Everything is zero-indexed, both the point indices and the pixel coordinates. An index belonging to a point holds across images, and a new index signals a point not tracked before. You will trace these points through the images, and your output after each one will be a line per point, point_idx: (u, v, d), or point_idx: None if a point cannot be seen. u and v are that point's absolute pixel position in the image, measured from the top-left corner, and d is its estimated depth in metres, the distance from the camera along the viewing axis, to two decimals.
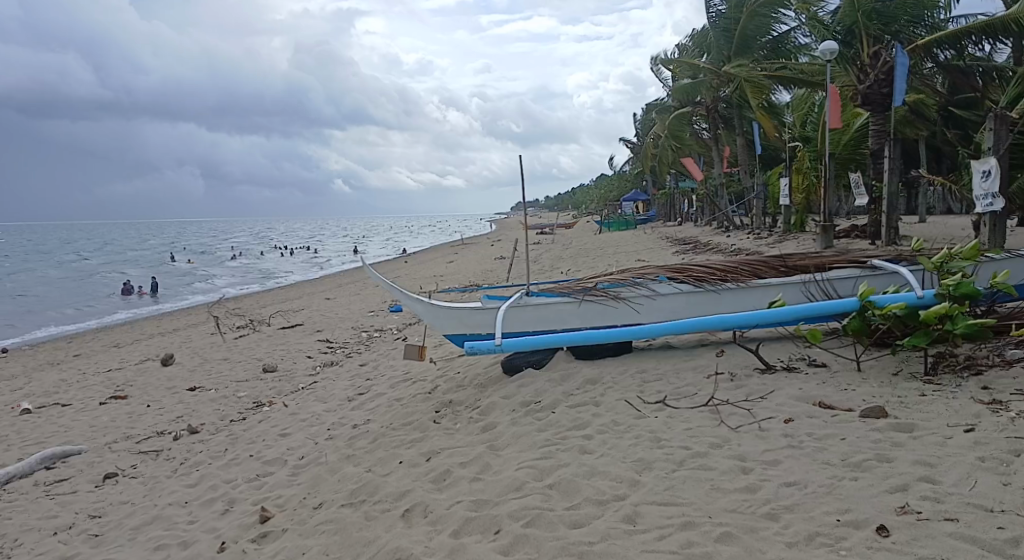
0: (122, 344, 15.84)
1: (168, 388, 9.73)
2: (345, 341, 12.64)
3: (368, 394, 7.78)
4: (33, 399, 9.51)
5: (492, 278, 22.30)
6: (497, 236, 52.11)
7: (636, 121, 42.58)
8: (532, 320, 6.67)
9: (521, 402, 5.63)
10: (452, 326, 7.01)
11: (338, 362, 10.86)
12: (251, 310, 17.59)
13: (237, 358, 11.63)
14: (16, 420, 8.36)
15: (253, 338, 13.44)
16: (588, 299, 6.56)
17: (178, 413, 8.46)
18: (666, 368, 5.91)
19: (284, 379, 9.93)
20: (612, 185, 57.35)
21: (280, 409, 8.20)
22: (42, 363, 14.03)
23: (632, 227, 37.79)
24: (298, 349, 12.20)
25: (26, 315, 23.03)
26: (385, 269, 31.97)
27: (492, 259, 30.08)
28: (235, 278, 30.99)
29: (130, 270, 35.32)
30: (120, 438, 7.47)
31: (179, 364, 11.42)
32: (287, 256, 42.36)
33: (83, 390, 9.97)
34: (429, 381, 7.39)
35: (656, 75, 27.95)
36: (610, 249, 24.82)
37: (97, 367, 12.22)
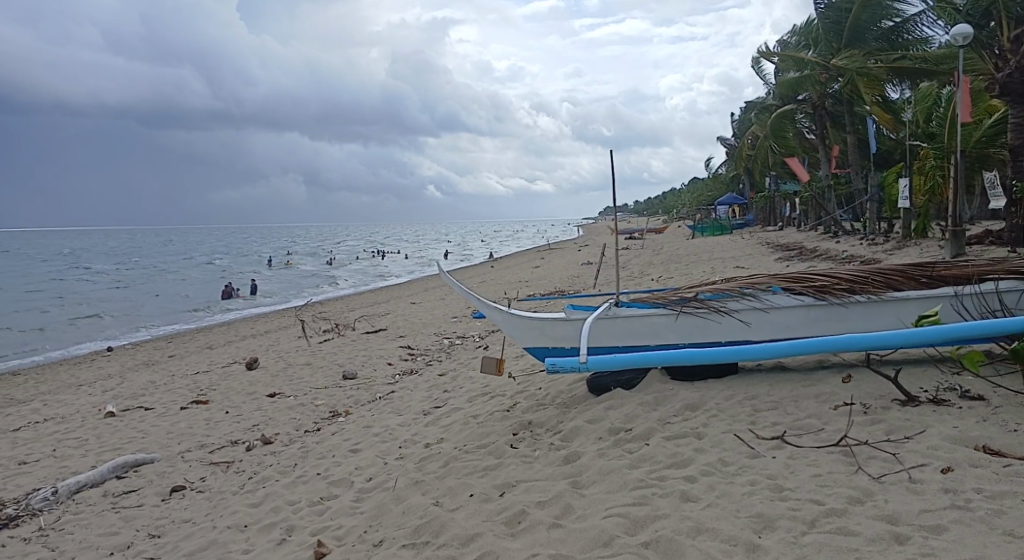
0: (215, 345, 16.12)
1: (248, 394, 9.58)
2: (427, 348, 12.28)
3: (445, 409, 7.27)
4: (120, 402, 9.57)
5: (580, 285, 21.59)
6: (586, 240, 51.25)
7: (733, 122, 40.79)
8: (622, 334, 5.96)
9: (609, 429, 4.95)
10: (532, 338, 6.39)
11: (419, 370, 10.47)
12: (337, 314, 17.61)
13: (318, 363, 11.45)
14: (100, 425, 8.35)
15: (337, 342, 13.30)
16: (687, 312, 5.80)
17: (255, 420, 8.21)
18: (781, 396, 5.08)
19: (363, 386, 9.60)
20: (706, 188, 55.38)
21: (354, 420, 7.82)
22: (140, 364, 14.41)
23: (728, 232, 36.15)
24: (379, 355, 11.93)
25: (133, 315, 24.12)
26: (472, 273, 31.78)
27: (581, 265, 29.33)
28: (327, 282, 31.59)
29: (231, 272, 36.75)
30: (193, 446, 7.26)
31: (263, 368, 11.34)
32: (378, 260, 43.05)
33: (168, 394, 9.99)
34: (508, 397, 6.79)
35: (757, 72, 26.53)
36: (705, 255, 23.64)
37: (186, 369, 12.36)
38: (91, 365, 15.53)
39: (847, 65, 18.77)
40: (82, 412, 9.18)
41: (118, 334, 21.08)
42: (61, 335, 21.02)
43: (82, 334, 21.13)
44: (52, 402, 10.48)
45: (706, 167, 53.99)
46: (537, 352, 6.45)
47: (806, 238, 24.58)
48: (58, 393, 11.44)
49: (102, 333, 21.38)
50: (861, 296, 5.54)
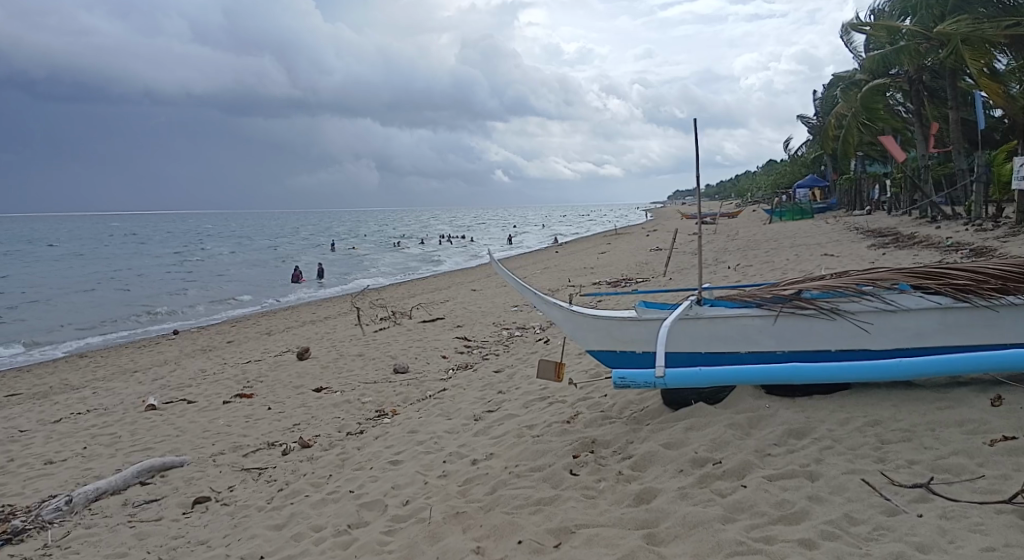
0: (273, 332, 15.78)
1: (294, 387, 9.01)
2: (484, 340, 11.54)
3: (499, 415, 6.46)
4: (165, 394, 9.16)
5: (650, 272, 20.40)
6: (656, 225, 49.55)
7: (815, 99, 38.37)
8: (706, 338, 5.03)
9: (691, 460, 4.05)
10: (597, 341, 5.50)
11: (475, 365, 9.70)
12: (395, 301, 17.05)
13: (370, 354, 10.86)
14: (139, 420, 7.90)
15: (392, 331, 12.70)
16: (789, 313, 4.81)
17: (297, 418, 7.60)
18: (914, 423, 4.05)
19: (414, 382, 8.90)
20: (783, 170, 52.75)
21: (401, 422, 7.12)
22: (196, 350, 14.18)
23: (808, 217, 34.07)
24: (435, 347, 11.23)
25: (200, 298, 24.28)
26: (538, 258, 30.90)
27: (650, 250, 28.04)
28: (390, 267, 31.35)
29: (298, 257, 37.01)
30: (227, 447, 6.69)
31: (314, 358, 10.81)
32: (443, 245, 42.66)
33: (214, 385, 9.54)
34: (570, 406, 5.94)
35: (846, 43, 24.52)
36: (785, 241, 22.07)
37: (238, 357, 11.97)
38: (151, 350, 15.44)
39: (953, 33, 16.89)
40: (124, 404, 8.81)
41: (184, 317, 21.17)
42: (130, 317, 21.26)
43: (148, 316, 21.33)
44: (102, 391, 10.21)
45: (785, 148, 51.25)
46: (602, 357, 5.55)
47: (898, 223, 22.64)
48: (109, 381, 11.21)
49: (168, 314, 21.54)
50: (1014, 297, 4.49)
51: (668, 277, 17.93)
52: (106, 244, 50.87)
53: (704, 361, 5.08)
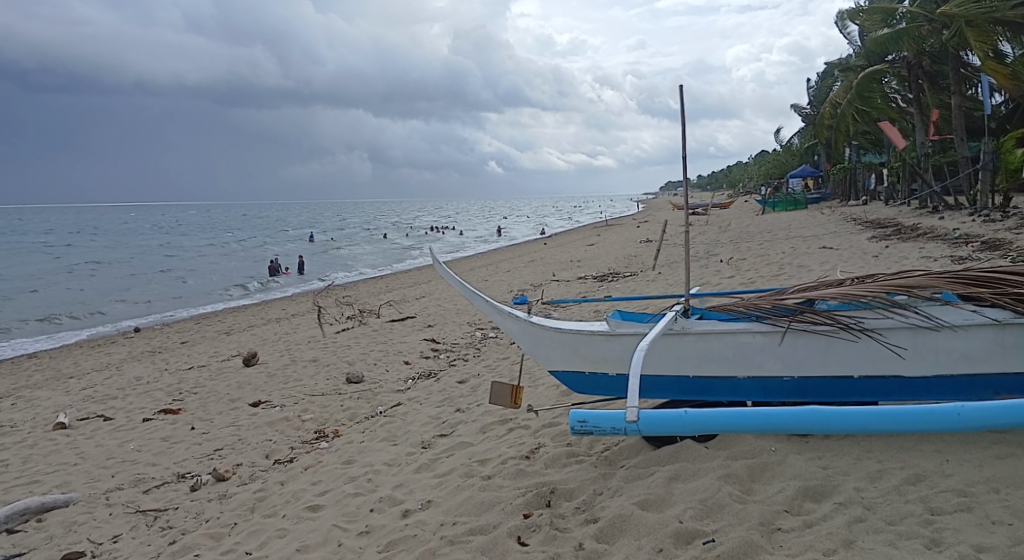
0: (233, 331, 14.63)
1: (229, 401, 7.94)
2: (454, 343, 10.49)
3: (450, 443, 5.42)
4: (83, 408, 8.05)
5: (640, 266, 19.37)
6: (647, 216, 48.54)
7: (810, 86, 37.34)
8: (694, 359, 4.02)
9: (676, 534, 3.06)
10: (561, 360, 4.48)
11: (438, 374, 8.63)
12: (366, 298, 15.95)
13: (325, 360, 9.79)
14: (41, 440, 6.80)
15: (355, 333, 11.63)
16: (799, 330, 3.81)
17: (221, 442, 6.54)
18: (968, 480, 3.07)
19: (366, 395, 7.83)
20: (776, 160, 51.78)
21: (339, 448, 6.06)
22: (146, 353, 13.05)
23: (802, 207, 33.14)
24: (398, 351, 10.15)
25: (169, 291, 23.15)
26: (525, 251, 29.79)
27: (640, 243, 27.00)
28: (372, 259, 30.23)
29: (277, 248, 35.86)
30: (128, 481, 5.62)
31: (262, 364, 9.72)
32: (429, 237, 41.47)
33: (142, 397, 8.44)
34: (531, 437, 4.92)
35: (841, 28, 23.46)
36: (780, 233, 21.09)
37: (183, 363, 10.87)
38: (101, 351, 14.32)
39: (955, 13, 15.82)
40: (34, 420, 7.70)
41: (149, 311, 20.08)
42: (91, 310, 20.09)
43: (110, 309, 20.19)
44: (20, 401, 9.08)
45: (778, 137, 50.27)
46: (567, 380, 4.52)
47: (897, 214, 21.70)
48: (36, 389, 10.09)
49: (133, 309, 20.39)
50: None
51: (657, 272, 16.91)
52: (84, 236, 49.46)
53: (693, 388, 4.07)
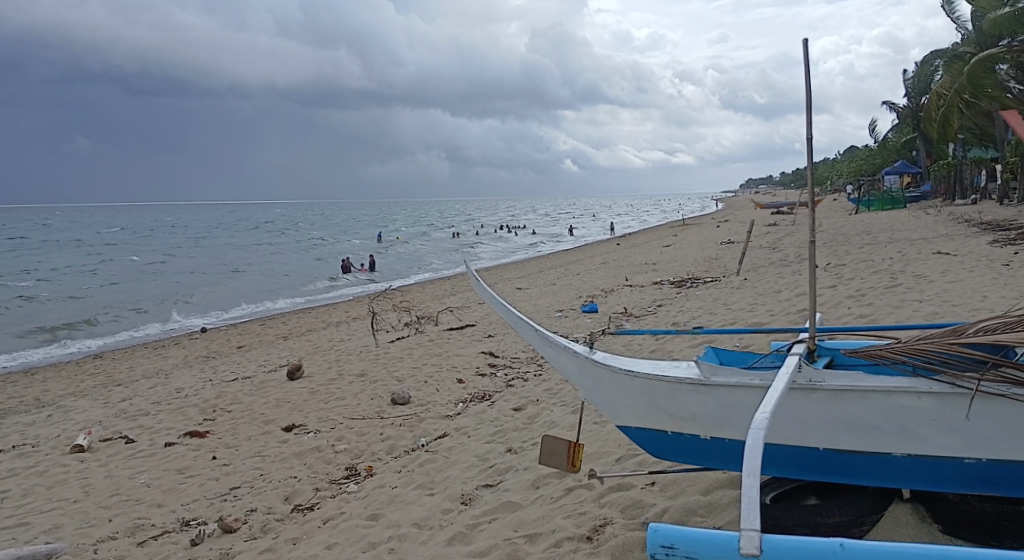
0: (290, 335, 14.06)
1: (262, 423, 7.16)
2: (514, 359, 9.49)
3: (495, 502, 4.38)
4: (110, 427, 7.42)
5: (722, 270, 17.84)
6: (728, 215, 46.39)
7: (909, 76, 34.47)
8: (825, 426, 2.84)
9: None
10: (634, 415, 3.32)
11: (492, 397, 7.61)
12: (427, 304, 15.14)
13: (373, 374, 8.98)
14: (54, 466, 6.16)
15: (410, 342, 10.81)
16: (989, 392, 2.58)
17: (241, 479, 5.71)
18: None
19: (410, 421, 6.89)
20: (870, 157, 48.50)
21: (368, 495, 5.12)
22: (200, 358, 12.58)
23: (900, 206, 30.58)
24: (452, 367, 9.19)
25: (237, 289, 23.06)
26: (598, 252, 28.56)
27: (721, 245, 25.36)
28: (440, 259, 29.58)
29: (348, 246, 35.80)
30: (125, 529, 4.83)
31: (307, 378, 8.97)
32: (500, 236, 40.69)
33: (173, 414, 7.78)
34: (594, 506, 3.85)
35: (950, 10, 21.21)
36: (879, 235, 19.16)
37: (228, 372, 10.24)
38: (160, 354, 14.00)
39: None
40: (56, 440, 7.10)
41: (215, 308, 19.92)
42: (160, 307, 20.08)
43: (178, 307, 20.15)
44: (55, 414, 8.59)
45: (872, 132, 46.93)
46: (643, 441, 3.36)
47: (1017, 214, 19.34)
48: (77, 397, 9.65)
49: (199, 306, 20.32)
50: None
51: (743, 278, 15.41)
52: (168, 233, 51.09)
53: (824, 464, 2.90)
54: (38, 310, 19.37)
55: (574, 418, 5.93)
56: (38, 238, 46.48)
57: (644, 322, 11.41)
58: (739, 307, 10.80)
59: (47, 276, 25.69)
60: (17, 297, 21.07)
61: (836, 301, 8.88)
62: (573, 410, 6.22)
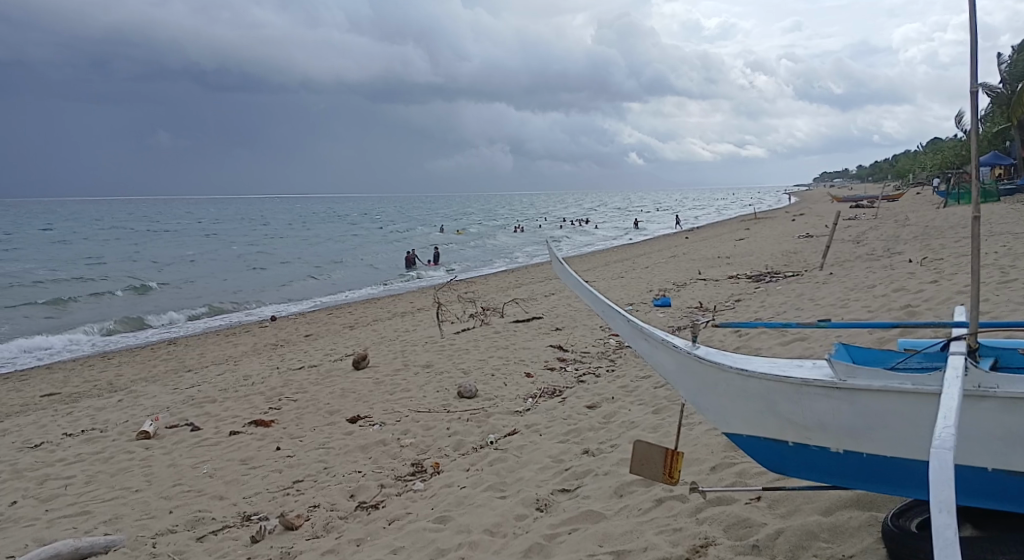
0: (356, 325, 13.97)
1: (327, 413, 6.94)
2: (585, 354, 9.06)
3: (575, 509, 3.96)
4: (176, 414, 7.34)
5: (802, 265, 16.92)
6: (801, 209, 44.60)
7: (1005, 60, 32.21)
8: (998, 442, 2.31)
9: None
10: (745, 421, 2.83)
11: (563, 392, 7.19)
12: (493, 296, 14.84)
13: (438, 365, 8.69)
14: (121, 453, 6.07)
15: (477, 334, 10.50)
16: None
17: (304, 471, 5.46)
18: None
19: (478, 416, 6.54)
20: (958, 148, 45.75)
21: (435, 495, 4.78)
22: (267, 346, 12.59)
23: (993, 199, 28.64)
24: (520, 360, 8.82)
25: (305, 278, 23.32)
26: (666, 245, 27.75)
27: (798, 239, 24.22)
28: (505, 252, 29.28)
29: (414, 238, 35.93)
30: (185, 522, 4.63)
31: (372, 368, 8.76)
32: (564, 230, 40.18)
33: (238, 401, 7.67)
34: (691, 522, 3.39)
35: None
36: (975, 228, 17.83)
37: (294, 360, 10.15)
38: (229, 341, 14.13)
39: None
40: (124, 426, 7.05)
41: (284, 296, 20.15)
42: (232, 295, 20.44)
43: (249, 294, 20.43)
44: (126, 400, 8.61)
45: (960, 122, 44.27)
46: (756, 451, 2.88)
47: None
48: (148, 384, 9.70)
49: (269, 294, 20.57)
50: None
51: (826, 272, 14.51)
52: (241, 225, 52.48)
53: (992, 489, 2.37)
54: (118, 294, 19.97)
55: (656, 418, 5.46)
56: (122, 228, 48.62)
57: (722, 317, 10.79)
58: (827, 303, 10.06)
59: (128, 263, 26.60)
60: (100, 282, 21.83)
61: (941, 297, 8.11)
62: (653, 409, 5.74)
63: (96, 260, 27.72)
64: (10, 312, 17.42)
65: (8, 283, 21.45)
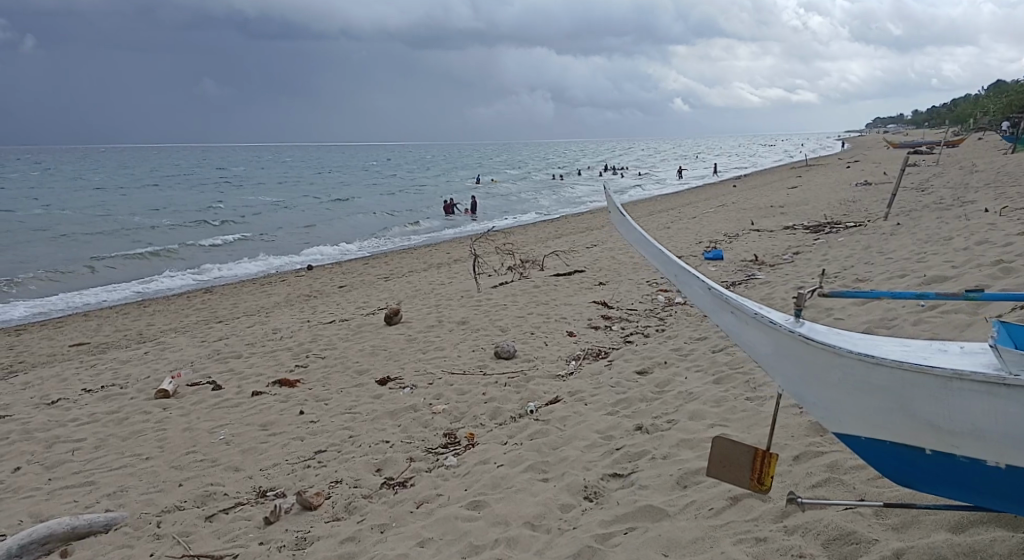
0: (390, 276, 13.52)
1: (355, 373, 6.48)
2: (631, 312, 8.44)
3: (629, 503, 3.38)
4: (199, 369, 6.96)
5: (863, 215, 15.81)
6: (856, 156, 42.53)
7: None
8: None
9: None
10: (867, 421, 2.22)
11: (610, 355, 6.59)
12: (533, 247, 14.21)
13: (474, 321, 8.18)
14: (137, 415, 5.72)
15: (515, 288, 9.94)
16: None
17: (327, 439, 4.99)
18: None
19: (516, 381, 5.99)
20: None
21: (468, 473, 4.26)
22: (300, 297, 12.24)
23: None
24: (561, 317, 8.22)
25: (341, 225, 22.94)
26: (714, 194, 26.62)
27: (855, 187, 22.88)
28: (545, 200, 28.49)
29: (453, 187, 35.28)
30: (195, 498, 4.22)
31: (404, 323, 8.28)
32: (605, 178, 39.06)
33: (264, 356, 7.27)
34: (778, 532, 2.79)
35: None
36: None
37: (325, 313, 9.72)
38: (262, 291, 13.83)
39: None
40: (144, 382, 6.71)
41: (321, 244, 19.81)
42: (269, 240, 20.19)
43: (286, 241, 20.14)
44: (152, 352, 8.30)
45: None
46: (873, 458, 2.27)
47: None
48: (176, 336, 9.39)
49: (305, 241, 20.24)
50: None
51: (892, 223, 13.48)
52: (280, 172, 52.39)
53: None
54: (156, 239, 19.88)
55: (717, 390, 4.81)
56: (165, 174, 49.01)
57: (780, 272, 9.99)
58: (899, 257, 9.20)
59: (168, 209, 26.60)
60: (139, 227, 21.80)
61: None
62: (713, 379, 5.09)
63: (136, 206, 27.73)
64: (50, 256, 17.43)
65: (51, 227, 21.57)
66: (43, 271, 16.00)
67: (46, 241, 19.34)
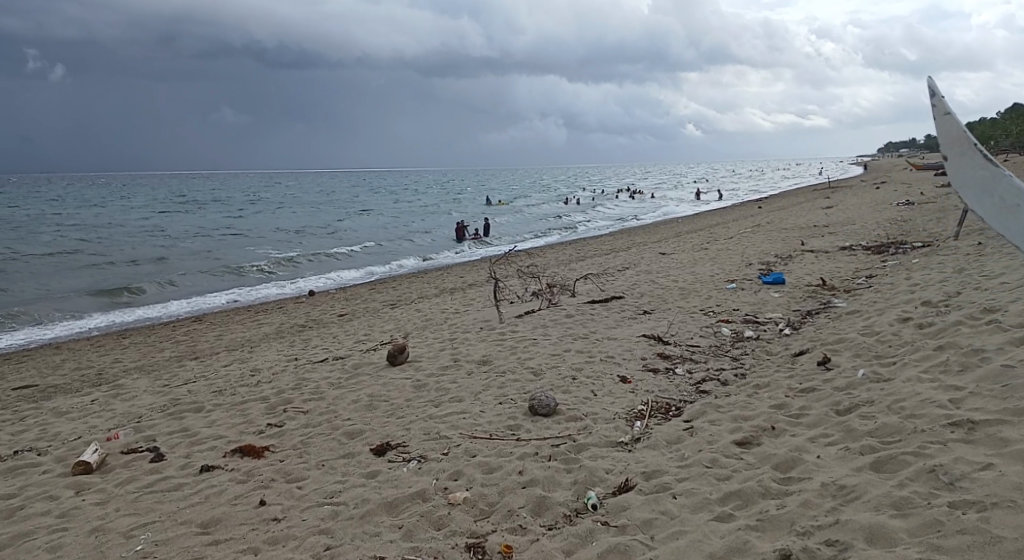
0: (396, 303, 11.91)
1: (344, 436, 4.83)
2: (693, 349, 6.78)
3: None
4: (145, 428, 5.36)
5: (925, 235, 14.08)
6: (882, 178, 40.87)
7: None
8: None
9: None
10: None
11: (684, 412, 4.91)
12: (557, 271, 12.59)
13: (498, 362, 6.53)
14: (37, 502, 4.12)
15: (544, 318, 8.30)
16: None
17: (293, 555, 3.37)
18: None
19: (564, 452, 4.31)
20: None
21: None
22: (293, 328, 10.61)
23: None
24: (610, 356, 6.57)
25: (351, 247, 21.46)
26: (742, 215, 24.98)
27: (900, 206, 21.17)
28: (563, 223, 26.93)
29: (465, 211, 33.88)
30: None
31: (410, 364, 6.65)
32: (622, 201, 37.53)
33: (231, 410, 5.64)
34: None
35: None
36: None
37: (318, 349, 8.13)
38: (253, 320, 12.25)
39: None
40: (69, 446, 5.10)
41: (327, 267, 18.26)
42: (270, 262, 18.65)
43: (288, 262, 18.59)
44: (100, 400, 6.67)
45: None
46: None
47: None
48: (136, 378, 7.73)
49: (311, 263, 18.65)
50: None
51: (969, 243, 11.77)
52: (286, 197, 51.22)
53: None
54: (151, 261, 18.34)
55: (887, 486, 3.14)
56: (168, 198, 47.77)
57: (863, 299, 8.31)
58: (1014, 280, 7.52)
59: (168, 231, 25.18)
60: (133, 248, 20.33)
61: None
62: (869, 463, 3.41)
63: (131, 228, 26.30)
64: (30, 278, 15.90)
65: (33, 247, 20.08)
66: (17, 293, 14.50)
67: (29, 262, 17.90)
